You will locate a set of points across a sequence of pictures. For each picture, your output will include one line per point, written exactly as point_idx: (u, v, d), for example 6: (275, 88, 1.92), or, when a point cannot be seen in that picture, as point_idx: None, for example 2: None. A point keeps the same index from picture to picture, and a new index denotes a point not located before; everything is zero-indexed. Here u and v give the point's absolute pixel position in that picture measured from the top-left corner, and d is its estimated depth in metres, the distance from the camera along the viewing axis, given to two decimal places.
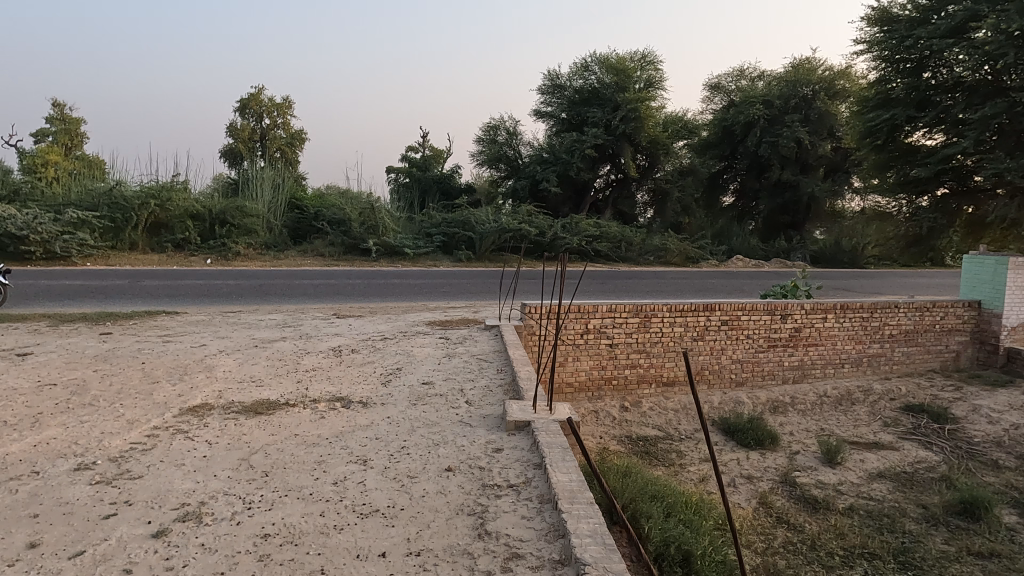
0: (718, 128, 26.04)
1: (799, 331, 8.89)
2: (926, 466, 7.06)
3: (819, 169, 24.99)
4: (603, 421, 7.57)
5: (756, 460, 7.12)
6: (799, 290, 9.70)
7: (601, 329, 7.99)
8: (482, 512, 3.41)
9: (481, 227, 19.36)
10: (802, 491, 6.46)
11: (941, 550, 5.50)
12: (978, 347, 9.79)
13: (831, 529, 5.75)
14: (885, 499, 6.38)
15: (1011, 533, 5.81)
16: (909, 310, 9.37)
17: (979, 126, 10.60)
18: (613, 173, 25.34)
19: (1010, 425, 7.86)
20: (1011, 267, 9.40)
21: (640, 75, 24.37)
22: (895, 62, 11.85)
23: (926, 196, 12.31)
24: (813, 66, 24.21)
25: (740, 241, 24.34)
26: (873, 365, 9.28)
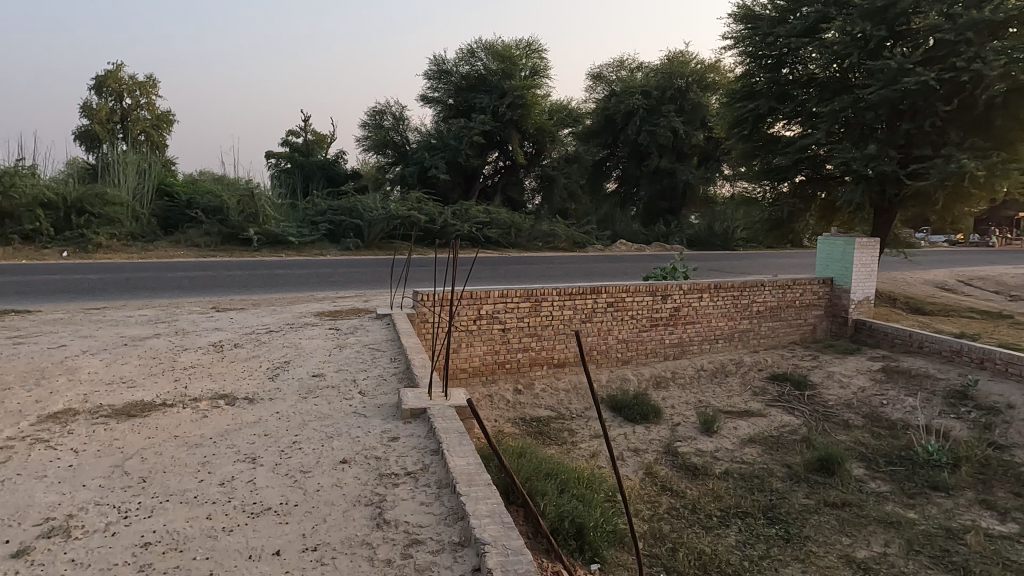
0: (600, 117, 26.89)
1: (678, 311, 9.44)
2: (789, 429, 7.79)
3: (692, 158, 26.48)
4: (497, 405, 7.69)
5: (642, 434, 7.52)
6: (677, 271, 10.29)
7: (494, 315, 8.08)
8: (379, 501, 3.38)
9: (369, 215, 18.92)
10: (683, 460, 6.92)
11: (803, 504, 6.14)
12: (831, 319, 10.84)
13: (709, 492, 6.22)
14: (755, 461, 6.98)
15: (859, 484, 6.57)
16: (774, 288, 10.21)
17: (830, 120, 11.56)
18: (502, 160, 25.59)
19: (858, 387, 8.81)
20: (858, 247, 10.44)
21: (525, 62, 24.66)
22: (758, 58, 12.72)
23: (786, 182, 13.32)
24: (687, 60, 25.65)
25: (623, 226, 25.34)
26: (743, 339, 10.04)
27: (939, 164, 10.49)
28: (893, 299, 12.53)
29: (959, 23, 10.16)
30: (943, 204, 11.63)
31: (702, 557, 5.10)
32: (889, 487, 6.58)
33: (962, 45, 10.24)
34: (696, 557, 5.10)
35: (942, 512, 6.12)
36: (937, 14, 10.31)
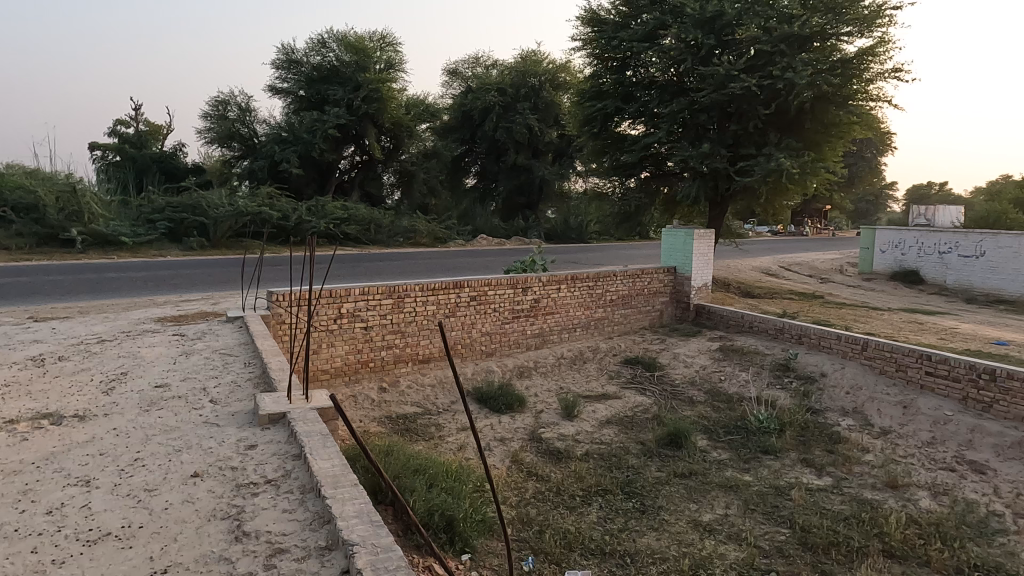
0: (457, 113, 27.01)
1: (539, 302, 9.76)
2: (642, 409, 8.35)
3: (547, 154, 27.38)
4: (362, 405, 7.51)
5: (507, 423, 7.70)
6: (536, 264, 10.61)
7: (355, 313, 7.88)
8: (237, 513, 3.20)
9: (214, 212, 17.63)
10: (547, 445, 7.19)
11: (656, 477, 6.63)
12: (675, 304, 11.74)
13: (572, 474, 6.52)
14: (613, 441, 7.42)
15: (703, 454, 7.21)
16: (625, 277, 10.86)
17: (669, 120, 12.46)
18: (358, 155, 24.89)
19: (700, 366, 9.63)
20: (696, 238, 11.38)
21: (379, 55, 24.13)
22: (604, 60, 13.40)
23: (633, 178, 14.18)
24: (539, 59, 26.45)
25: (484, 221, 25.68)
26: (598, 327, 10.58)
27: (762, 162, 11.69)
28: (727, 284, 13.79)
29: (774, 36, 11.36)
30: (766, 198, 12.98)
31: (567, 535, 5.35)
32: (728, 454, 7.28)
33: (776, 56, 11.46)
34: (562, 536, 5.33)
35: (772, 472, 6.88)
36: (756, 26, 11.44)
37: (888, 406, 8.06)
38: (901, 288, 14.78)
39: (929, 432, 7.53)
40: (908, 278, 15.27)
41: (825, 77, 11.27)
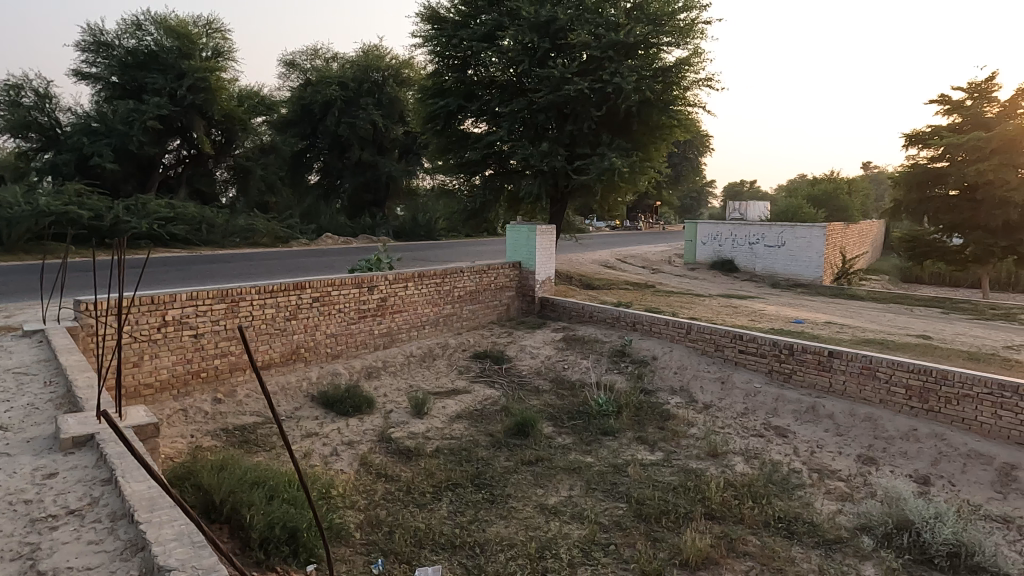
0: (296, 107, 25.83)
1: (385, 301, 9.62)
2: (490, 401, 8.56)
3: (393, 151, 27.00)
4: (193, 420, 6.96)
5: (355, 426, 7.52)
6: (382, 262, 10.44)
7: (182, 320, 7.28)
8: (31, 552, 2.86)
9: (7, 212, 15.35)
10: (397, 444, 7.13)
11: (504, 466, 6.83)
12: (522, 298, 12.11)
13: (422, 471, 6.52)
14: (462, 435, 7.54)
15: (549, 440, 7.53)
16: (472, 273, 11.02)
17: (510, 119, 12.81)
18: (185, 149, 22.92)
19: (545, 356, 10.05)
20: (539, 234, 11.81)
21: (205, 42, 22.38)
22: (445, 58, 13.47)
23: (478, 175, 14.41)
24: (381, 54, 26.03)
25: (329, 219, 24.80)
26: (447, 323, 10.64)
27: (596, 162, 12.39)
28: (570, 277, 14.46)
29: (602, 43, 12.07)
30: (602, 195, 13.76)
31: (417, 533, 5.35)
32: (572, 438, 7.67)
33: (606, 61, 12.18)
34: (412, 535, 5.33)
35: (611, 452, 7.36)
36: (586, 32, 12.09)
37: (709, 382, 8.91)
38: (720, 277, 16.36)
39: (743, 403, 8.44)
40: (725, 267, 16.92)
41: (649, 83, 12.16)
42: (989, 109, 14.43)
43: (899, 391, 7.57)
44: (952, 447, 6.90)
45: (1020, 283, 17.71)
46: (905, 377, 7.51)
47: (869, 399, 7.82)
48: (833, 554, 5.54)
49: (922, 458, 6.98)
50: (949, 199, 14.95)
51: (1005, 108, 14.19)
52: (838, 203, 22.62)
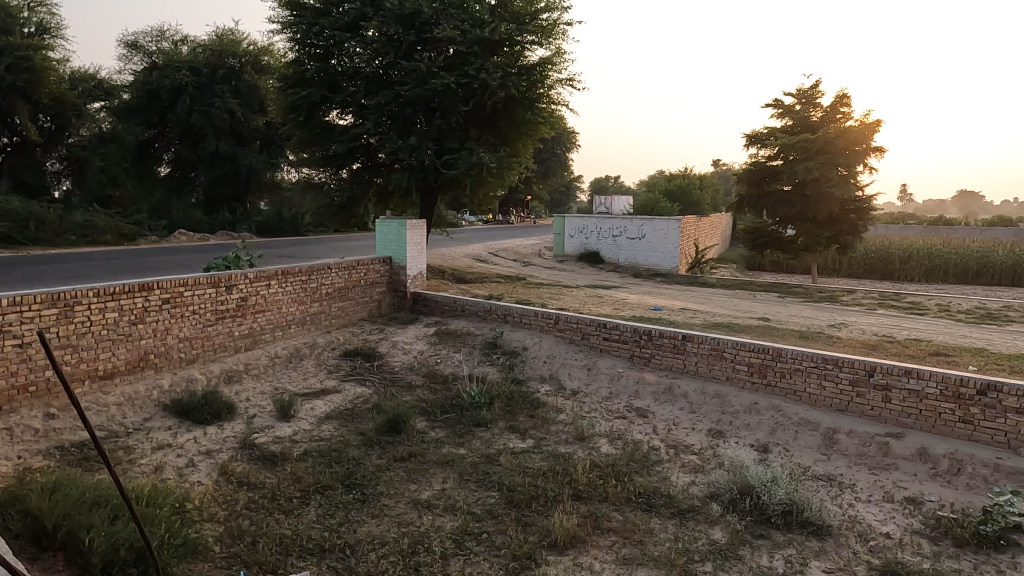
0: (140, 91, 23.61)
1: (246, 301, 9.13)
2: (362, 400, 8.41)
3: (253, 142, 25.56)
4: (21, 439, 6.23)
5: (214, 434, 7.09)
6: (241, 260, 9.88)
7: (3, 329, 6.48)
8: None
9: None
10: (261, 450, 6.82)
11: (376, 464, 6.74)
12: (393, 294, 11.94)
13: (289, 476, 6.28)
14: (332, 436, 7.34)
15: (421, 435, 7.53)
16: (339, 269, 10.72)
17: (376, 112, 12.56)
18: (5, 136, 20.36)
19: (417, 351, 10.01)
20: (409, 229, 11.68)
21: (27, 16, 19.98)
22: (306, 46, 12.95)
23: (345, 169, 14.01)
24: (237, 39, 24.58)
25: (182, 215, 23.09)
26: (315, 321, 10.27)
27: (465, 156, 12.48)
28: (442, 272, 14.45)
29: (468, 38, 12.16)
30: (472, 189, 13.87)
31: (283, 540, 5.16)
32: (444, 432, 7.71)
33: (471, 56, 12.31)
34: (278, 543, 5.13)
35: (483, 443, 7.48)
36: (451, 27, 12.13)
37: (576, 369, 9.29)
38: (586, 268, 17.07)
39: (607, 388, 8.89)
40: (591, 259, 17.67)
41: (514, 80, 12.43)
42: (814, 114, 15.95)
43: (742, 368, 8.30)
44: (786, 417, 7.68)
45: (843, 268, 20.03)
46: (747, 355, 8.24)
47: (717, 377, 8.50)
48: (687, 522, 5.99)
49: (762, 428, 7.71)
50: (785, 195, 16.50)
51: (827, 114, 15.79)
52: (690, 197, 24.31)
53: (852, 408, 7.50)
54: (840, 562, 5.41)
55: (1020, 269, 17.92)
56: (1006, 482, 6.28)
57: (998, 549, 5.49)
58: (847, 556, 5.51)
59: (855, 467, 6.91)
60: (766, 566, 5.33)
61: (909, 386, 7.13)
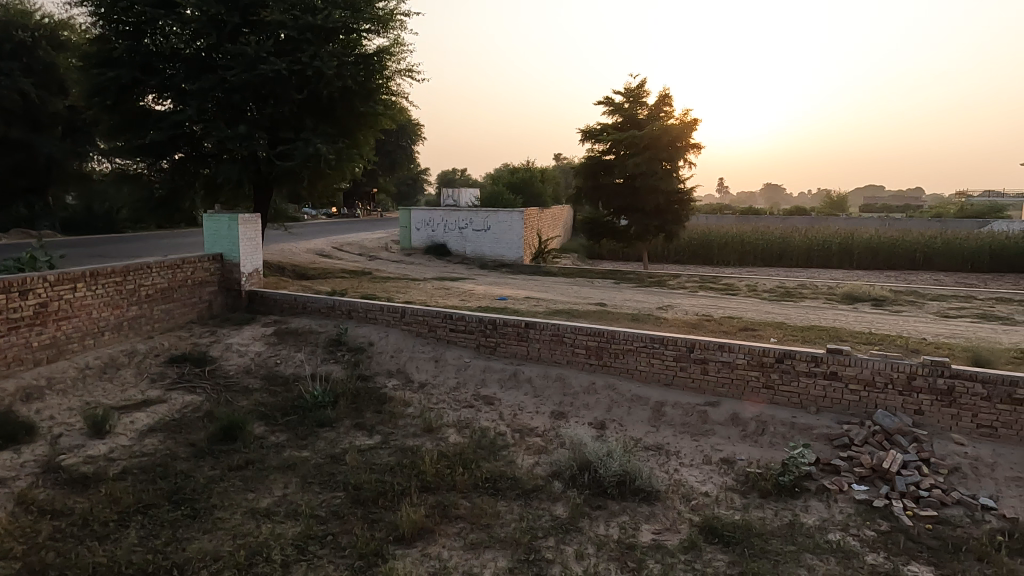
0: None
1: (47, 307, 8.05)
2: (191, 408, 7.81)
3: (53, 128, 22.54)
4: None
5: (9, 460, 6.21)
6: (39, 261, 8.70)
7: None
8: None
9: None
10: (69, 473, 6.10)
11: (208, 476, 6.30)
12: (226, 293, 11.16)
13: (105, 499, 5.68)
14: (156, 450, 6.75)
15: (260, 441, 7.14)
16: (161, 269, 9.81)
17: (199, 97, 11.62)
18: None
19: (254, 353, 9.47)
20: (241, 223, 10.92)
21: None
22: (112, 22, 11.63)
23: (165, 159, 12.82)
24: (26, 9, 21.53)
25: None
26: (134, 326, 9.32)
27: (300, 147, 11.95)
28: (282, 268, 13.74)
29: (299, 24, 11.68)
30: (310, 181, 13.31)
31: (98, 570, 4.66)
32: (285, 436, 7.38)
33: (304, 43, 11.83)
34: None
35: (328, 443, 7.25)
36: (281, 11, 11.56)
37: (424, 362, 9.28)
38: (434, 260, 17.09)
39: (455, 378, 8.98)
40: (438, 251, 17.70)
41: (351, 69, 12.11)
42: (641, 112, 17.13)
43: (581, 351, 8.75)
44: (620, 394, 8.23)
45: (671, 254, 21.77)
46: (585, 339, 8.70)
47: (559, 361, 8.90)
48: (531, 502, 6.23)
49: (599, 407, 8.20)
50: (618, 187, 17.54)
51: (652, 112, 17.01)
52: (532, 190, 25.13)
53: (677, 382, 8.19)
54: (667, 523, 5.91)
55: (813, 252, 20.57)
56: (800, 436, 7.20)
57: (794, 495, 6.29)
58: (672, 516, 6.03)
59: (680, 435, 7.58)
60: (603, 535, 5.69)
61: (723, 359, 7.92)
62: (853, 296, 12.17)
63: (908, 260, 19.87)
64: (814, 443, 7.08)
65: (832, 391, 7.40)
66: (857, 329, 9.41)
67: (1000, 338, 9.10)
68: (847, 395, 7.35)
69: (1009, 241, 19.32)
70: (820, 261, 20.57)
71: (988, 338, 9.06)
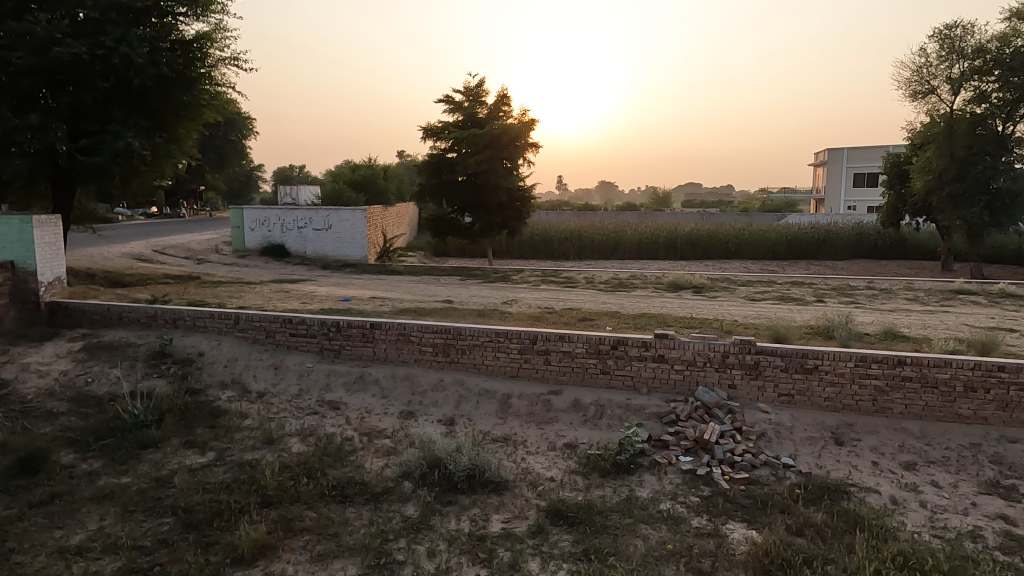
0: None
1: None
2: None
3: None
4: None
5: None
6: None
7: None
8: None
9: None
10: None
11: (4, 517, 5.50)
12: (20, 306, 9.75)
13: None
14: None
15: (69, 470, 6.36)
16: None
17: None
18: None
19: (58, 373, 8.39)
20: (36, 226, 9.60)
21: None
22: None
23: None
24: None
25: None
26: None
27: (108, 140, 10.75)
28: (91, 275, 12.28)
29: (100, 3, 10.57)
30: (122, 178, 12.01)
31: None
32: (101, 462, 6.63)
33: (107, 25, 10.70)
34: None
35: (152, 466, 6.62)
36: None
37: (261, 370, 8.76)
38: (271, 262, 16.17)
39: (297, 385, 8.58)
40: (276, 252, 16.76)
41: (167, 56, 11.12)
42: (480, 111, 17.42)
43: (428, 349, 8.73)
44: (468, 389, 8.33)
45: (515, 249, 22.36)
46: (431, 337, 8.69)
47: (406, 360, 8.81)
48: (381, 505, 6.13)
49: (447, 403, 8.23)
50: (461, 184, 17.69)
51: (492, 111, 17.36)
52: (375, 187, 24.63)
53: (522, 373, 8.45)
54: (515, 511, 6.09)
55: (644, 245, 22.20)
56: (634, 416, 7.74)
57: (629, 472, 6.76)
58: (521, 504, 6.22)
59: (526, 425, 7.84)
60: (454, 529, 5.73)
61: (563, 349, 8.30)
62: (677, 285, 13.28)
63: (722, 250, 22.10)
64: (646, 421, 7.66)
65: (661, 372, 8.04)
66: (680, 315, 10.30)
67: (795, 317, 10.41)
68: (673, 375, 8.01)
69: (800, 233, 22.17)
70: (649, 253, 22.23)
71: (786, 317, 10.33)
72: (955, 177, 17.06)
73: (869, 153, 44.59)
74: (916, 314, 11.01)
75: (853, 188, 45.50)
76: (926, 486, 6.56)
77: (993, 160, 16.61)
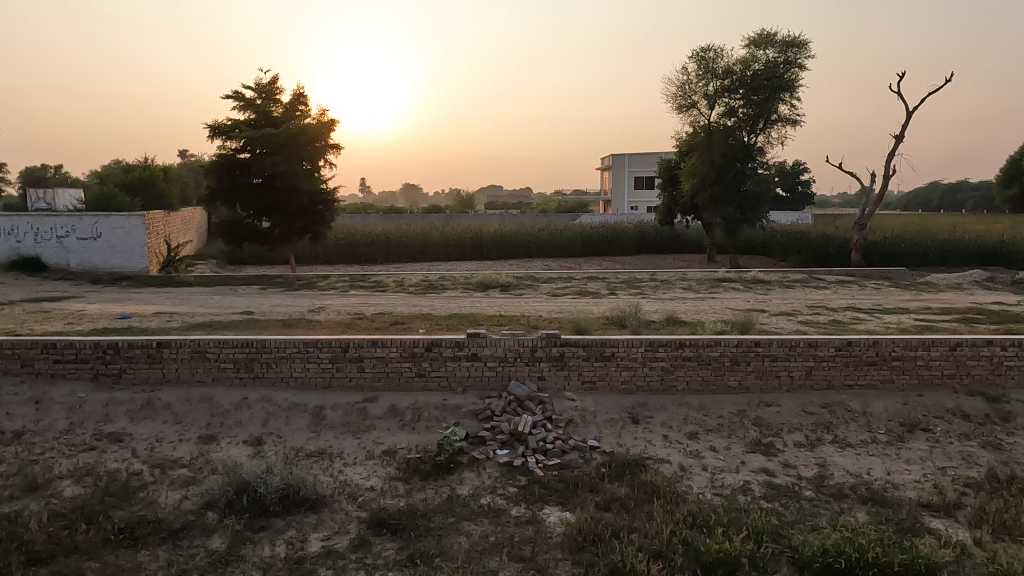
0: None
1: None
2: None
3: None
4: None
5: None
6: None
7: None
8: None
9: None
10: None
11: None
12: None
13: None
14: None
15: None
16: None
17: None
18: None
19: None
20: None
21: None
22: None
23: None
24: None
25: None
26: None
27: None
28: None
29: None
30: None
31: None
32: None
33: None
34: None
35: None
36: None
37: (18, 406, 7.46)
38: (23, 279, 13.81)
39: (66, 419, 7.43)
40: (28, 267, 14.34)
41: None
42: (274, 109, 16.46)
43: (228, 366, 8.03)
44: (276, 405, 7.82)
45: (320, 255, 21.43)
46: (231, 352, 8.01)
47: (202, 381, 8.02)
48: (181, 542, 5.54)
49: (253, 422, 7.66)
50: (256, 186, 16.55)
51: (287, 110, 16.47)
52: (154, 190, 22.11)
53: (334, 383, 8.14)
54: (335, 527, 5.85)
55: (451, 246, 22.55)
56: (451, 416, 7.84)
57: (449, 472, 6.84)
58: (340, 519, 5.99)
59: (342, 436, 7.56)
60: (268, 556, 5.36)
61: (377, 355, 8.15)
62: (486, 284, 13.69)
63: (525, 249, 23.17)
64: (463, 420, 7.80)
65: (474, 370, 8.24)
66: (490, 314, 10.63)
67: (592, 309, 11.29)
68: (486, 372, 8.25)
69: (593, 231, 24.07)
70: (457, 254, 22.63)
71: (584, 310, 11.14)
72: (715, 181, 19.58)
73: (645, 159, 49.67)
74: (691, 301, 12.51)
75: (634, 191, 50.32)
76: (707, 452, 7.51)
77: (742, 166, 19.41)
